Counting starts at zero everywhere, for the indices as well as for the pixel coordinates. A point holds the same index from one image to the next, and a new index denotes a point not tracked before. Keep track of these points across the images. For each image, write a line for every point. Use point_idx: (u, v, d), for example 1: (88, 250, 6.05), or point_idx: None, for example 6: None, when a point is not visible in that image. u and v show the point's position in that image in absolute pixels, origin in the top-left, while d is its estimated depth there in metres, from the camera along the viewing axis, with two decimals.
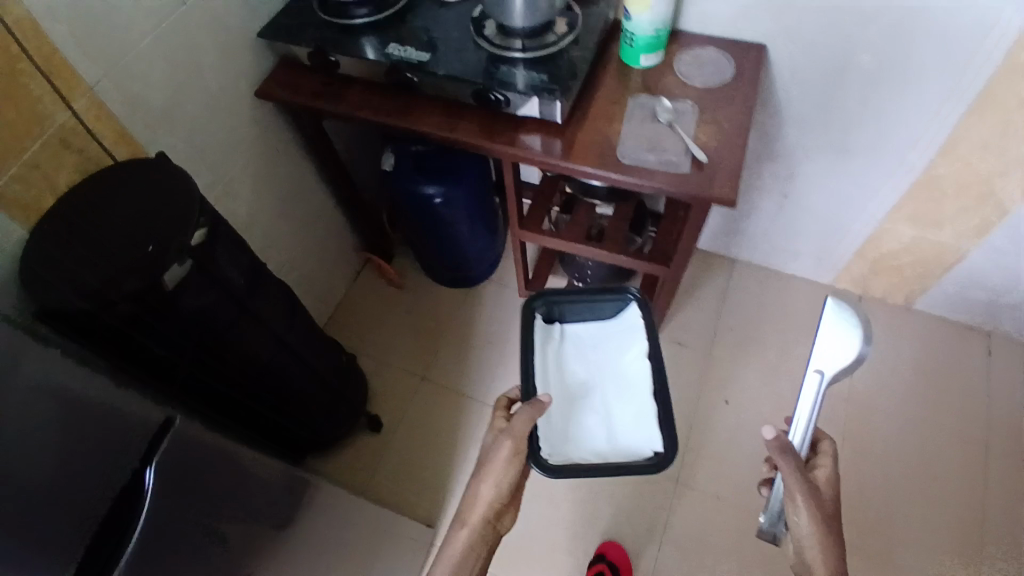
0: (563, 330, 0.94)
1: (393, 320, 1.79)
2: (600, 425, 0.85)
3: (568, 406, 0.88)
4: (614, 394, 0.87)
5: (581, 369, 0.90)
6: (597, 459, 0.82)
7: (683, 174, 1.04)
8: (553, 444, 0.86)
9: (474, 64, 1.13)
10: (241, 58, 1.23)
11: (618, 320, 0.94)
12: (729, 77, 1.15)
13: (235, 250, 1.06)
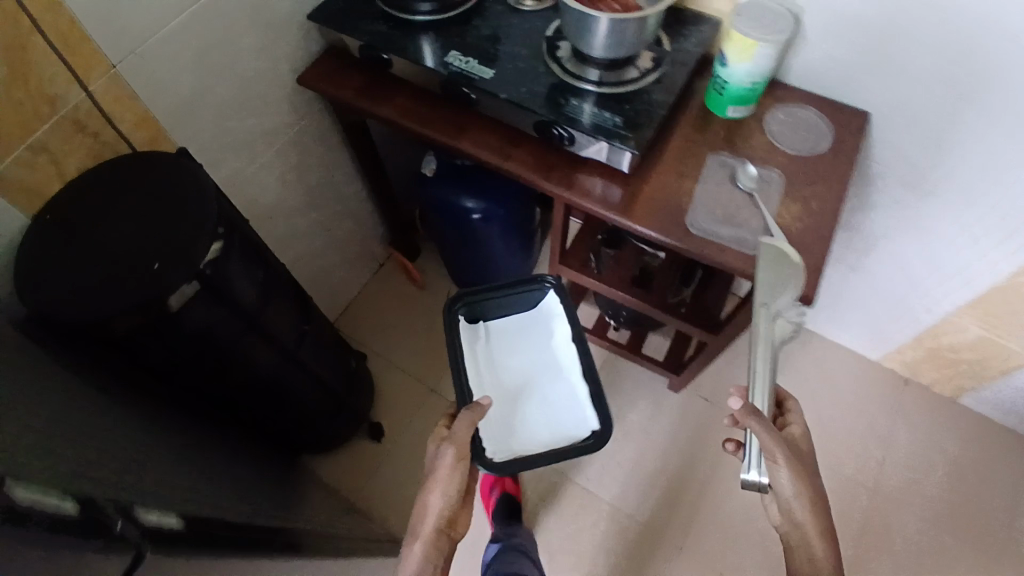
0: (493, 329, 0.97)
1: (406, 322, 1.68)
2: (540, 412, 0.89)
3: (507, 403, 0.90)
4: (547, 382, 0.92)
5: (515, 368, 0.93)
6: (546, 448, 0.86)
7: (757, 257, 0.92)
8: (499, 442, 0.87)
9: (540, 92, 1.00)
10: (286, 40, 1.11)
11: (539, 313, 0.97)
12: (825, 147, 1.01)
13: (252, 257, 0.96)
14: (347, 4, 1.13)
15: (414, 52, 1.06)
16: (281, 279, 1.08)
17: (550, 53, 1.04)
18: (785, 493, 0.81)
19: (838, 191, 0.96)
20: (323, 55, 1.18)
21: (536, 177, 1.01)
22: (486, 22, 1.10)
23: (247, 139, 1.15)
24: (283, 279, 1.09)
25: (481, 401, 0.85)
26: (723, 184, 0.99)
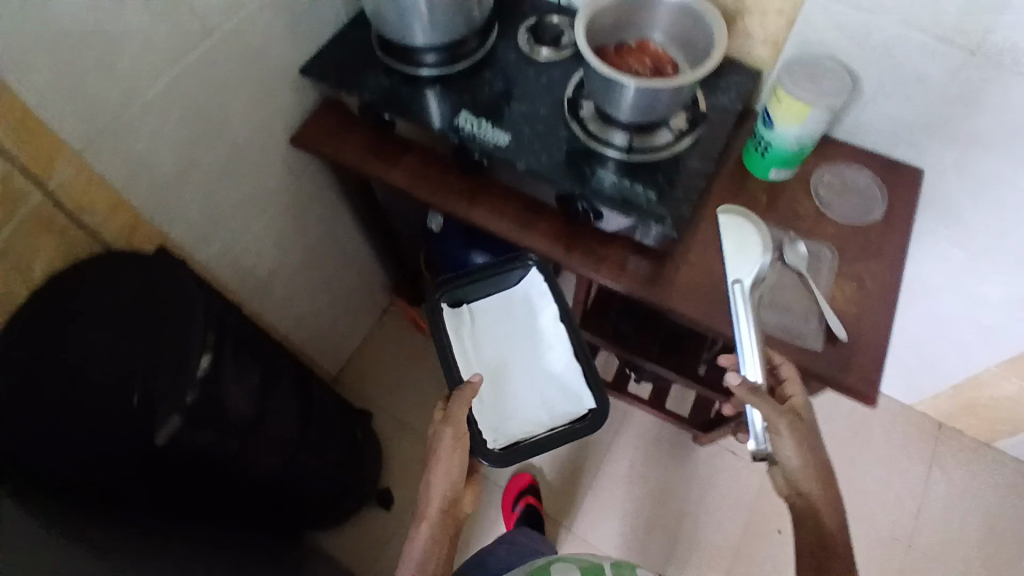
0: (477, 309, 0.93)
1: (409, 378, 1.61)
2: (535, 393, 0.88)
3: (500, 382, 0.89)
4: (539, 357, 0.91)
5: (507, 345, 0.91)
6: (545, 430, 0.86)
7: (812, 351, 0.82)
8: (497, 426, 0.86)
9: (562, 161, 0.89)
10: (276, 98, 1.00)
11: (524, 289, 0.95)
12: (880, 216, 0.90)
13: (245, 353, 0.90)
14: (344, 55, 1.01)
15: (420, 114, 0.95)
16: (277, 366, 1.01)
17: (571, 113, 0.92)
18: (787, 463, 0.77)
19: (899, 267, 0.87)
20: (317, 110, 1.07)
21: (561, 254, 0.92)
22: (499, 74, 0.98)
23: (236, 208, 1.04)
24: (280, 366, 1.02)
25: (472, 381, 0.82)
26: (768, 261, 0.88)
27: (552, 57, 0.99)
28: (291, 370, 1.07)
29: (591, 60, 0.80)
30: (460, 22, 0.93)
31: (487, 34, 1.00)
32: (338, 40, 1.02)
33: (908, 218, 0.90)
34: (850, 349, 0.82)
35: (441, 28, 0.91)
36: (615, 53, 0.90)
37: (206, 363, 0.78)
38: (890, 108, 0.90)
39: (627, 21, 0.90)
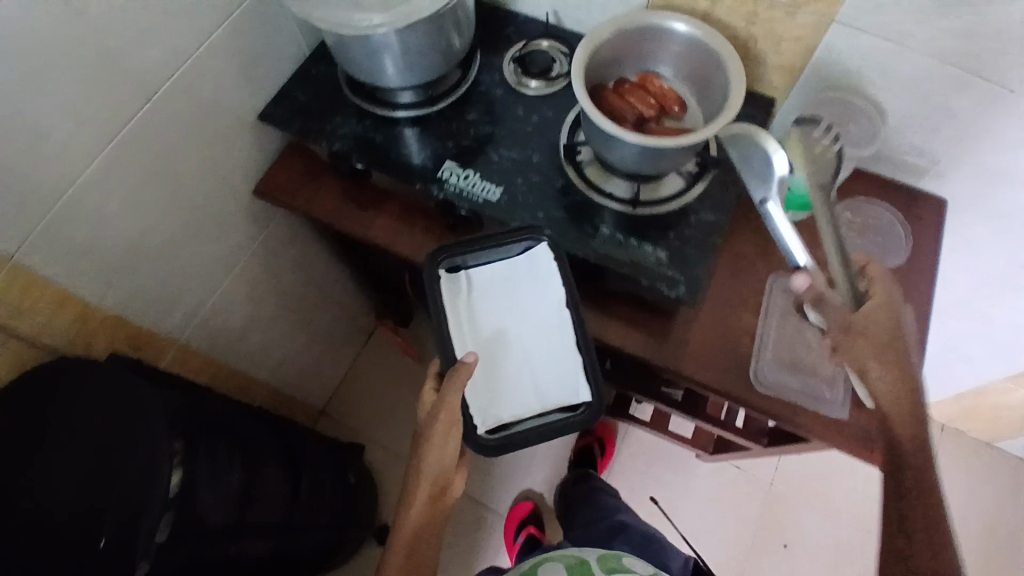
0: (472, 277, 0.75)
1: (398, 410, 1.52)
2: (533, 379, 0.72)
3: (496, 363, 0.73)
4: (539, 342, 0.74)
5: (505, 322, 0.74)
6: (536, 418, 0.72)
7: (837, 418, 0.75)
8: (483, 409, 0.72)
9: (562, 217, 0.80)
10: (235, 146, 0.89)
11: (530, 260, 0.76)
12: (903, 260, 0.84)
13: (224, 450, 0.81)
14: (310, 94, 0.90)
15: (399, 164, 0.85)
16: (261, 449, 0.92)
17: (569, 159, 0.83)
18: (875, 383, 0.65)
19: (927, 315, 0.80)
20: (284, 155, 0.96)
21: None
22: (484, 111, 0.89)
23: (199, 272, 0.94)
24: (265, 450, 0.93)
25: (465, 360, 0.69)
26: (788, 314, 0.82)
27: (543, 89, 0.89)
28: (274, 435, 0.99)
29: (591, 111, 0.71)
30: (438, 58, 0.83)
31: (468, 65, 0.91)
32: (302, 75, 0.91)
33: (933, 258, 0.84)
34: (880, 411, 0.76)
35: (417, 66, 0.82)
36: (614, 92, 0.81)
37: (178, 478, 0.72)
38: (917, 138, 0.82)
39: (625, 54, 0.81)
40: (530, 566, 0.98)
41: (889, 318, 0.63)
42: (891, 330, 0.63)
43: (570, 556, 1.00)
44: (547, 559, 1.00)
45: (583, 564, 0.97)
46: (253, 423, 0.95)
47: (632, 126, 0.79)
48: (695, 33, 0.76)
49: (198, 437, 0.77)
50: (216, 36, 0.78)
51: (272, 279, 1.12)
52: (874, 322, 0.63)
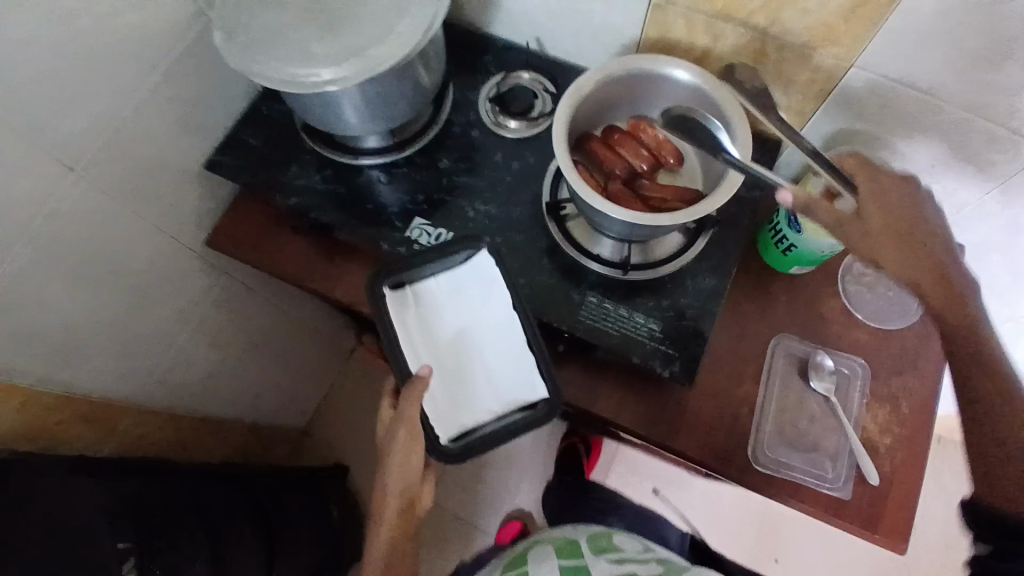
0: (420, 293, 0.69)
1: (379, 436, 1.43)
2: (491, 386, 0.67)
3: (451, 375, 0.68)
4: (492, 349, 0.69)
5: (453, 335, 0.69)
6: (494, 422, 0.66)
7: (841, 499, 0.71)
8: (441, 418, 0.67)
9: (545, 286, 0.74)
10: (183, 202, 0.81)
11: (473, 272, 0.70)
12: (915, 316, 0.78)
13: (186, 540, 0.76)
14: (264, 139, 0.81)
15: (366, 223, 0.78)
16: (233, 527, 0.87)
17: (554, 217, 0.76)
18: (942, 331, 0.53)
19: (941, 381, 0.75)
20: (239, 203, 0.87)
21: None
22: (459, 157, 0.80)
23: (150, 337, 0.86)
24: (238, 526, 0.88)
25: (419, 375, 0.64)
26: (790, 381, 0.76)
27: (524, 130, 0.81)
28: (240, 492, 0.93)
29: (577, 184, 0.64)
30: (403, 104, 0.75)
31: (439, 102, 0.82)
32: (254, 119, 0.82)
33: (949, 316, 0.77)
34: (887, 490, 0.71)
35: (379, 112, 0.74)
36: (602, 142, 0.72)
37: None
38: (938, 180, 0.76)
39: (614, 99, 0.72)
40: (522, 552, 0.96)
41: (907, 215, 0.55)
42: (909, 219, 0.55)
43: (560, 538, 0.97)
44: (539, 543, 0.97)
45: (573, 546, 0.94)
46: (223, 493, 0.90)
47: (623, 183, 0.71)
48: (691, 80, 0.67)
49: (152, 540, 0.72)
50: (150, 89, 0.69)
51: (235, 324, 1.04)
52: (893, 211, 0.55)
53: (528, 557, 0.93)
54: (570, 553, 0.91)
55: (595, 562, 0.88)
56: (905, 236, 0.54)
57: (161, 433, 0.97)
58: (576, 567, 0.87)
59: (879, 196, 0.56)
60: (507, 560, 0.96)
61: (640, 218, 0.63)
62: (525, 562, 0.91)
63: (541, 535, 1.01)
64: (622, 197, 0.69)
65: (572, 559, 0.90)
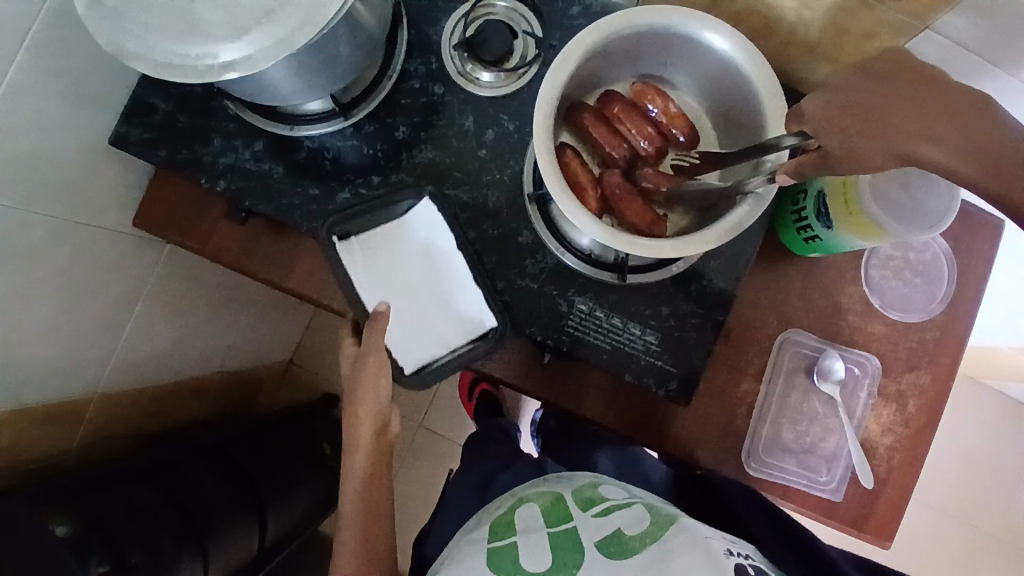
0: (363, 239, 0.62)
1: None
2: (446, 318, 0.62)
3: (404, 318, 0.62)
4: (445, 288, 0.62)
5: (402, 277, 0.62)
6: (448, 355, 0.62)
7: (831, 500, 0.69)
8: (397, 357, 0.62)
9: (529, 291, 0.64)
10: (94, 186, 0.67)
11: (419, 214, 0.63)
12: (942, 304, 0.70)
13: (163, 538, 0.78)
14: (177, 103, 0.66)
15: (313, 213, 0.65)
16: (215, 509, 0.87)
17: (539, 203, 0.63)
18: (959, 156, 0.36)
19: (955, 377, 0.69)
20: (161, 175, 0.72)
21: (533, 391, 0.70)
22: (420, 124, 0.65)
23: (97, 337, 0.78)
24: (220, 504, 0.88)
25: (377, 310, 0.57)
26: (794, 379, 0.70)
27: (500, 84, 0.65)
28: (214, 469, 0.92)
29: (560, 196, 0.51)
30: (346, 66, 0.58)
31: (391, 45, 0.64)
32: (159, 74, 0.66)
33: (975, 303, 0.69)
34: (881, 490, 0.69)
35: (315, 79, 0.57)
36: (597, 117, 0.57)
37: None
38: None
39: (617, 59, 0.56)
40: (502, 515, 0.71)
41: (887, 87, 0.41)
42: (890, 86, 0.41)
43: (543, 494, 0.72)
44: (522, 503, 0.72)
45: (560, 504, 0.69)
46: (198, 474, 0.89)
47: (622, 172, 0.58)
48: (722, 48, 0.51)
49: (127, 554, 0.72)
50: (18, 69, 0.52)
51: (192, 291, 0.94)
52: (856, 96, 0.42)
53: (512, 523, 0.67)
54: (555, 514, 0.67)
55: (586, 522, 0.64)
56: (884, 111, 0.40)
57: (132, 415, 0.93)
58: (565, 534, 0.63)
59: (835, 95, 0.44)
60: (490, 522, 0.70)
61: (635, 245, 0.51)
62: (513, 532, 0.66)
63: (522, 488, 0.76)
64: (619, 194, 0.56)
65: (559, 521, 0.65)
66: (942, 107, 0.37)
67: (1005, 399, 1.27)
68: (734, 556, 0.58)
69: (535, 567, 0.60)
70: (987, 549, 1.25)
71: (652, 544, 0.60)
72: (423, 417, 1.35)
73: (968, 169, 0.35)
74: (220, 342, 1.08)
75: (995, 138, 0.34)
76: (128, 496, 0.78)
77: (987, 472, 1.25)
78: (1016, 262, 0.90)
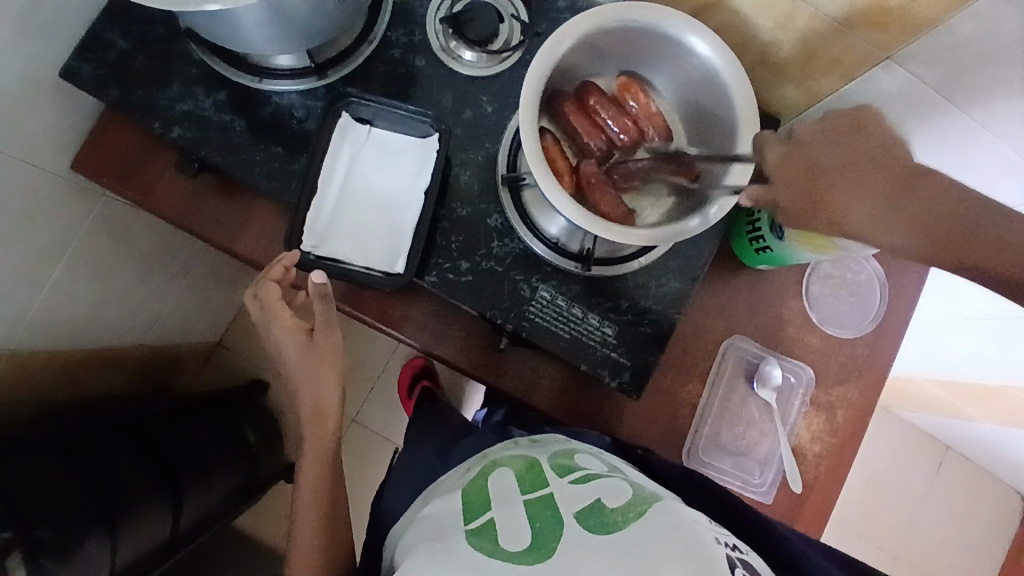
0: (366, 139, 0.62)
1: None
2: (386, 247, 0.61)
3: (341, 224, 0.61)
4: (398, 215, 0.62)
5: (368, 197, 0.62)
6: (361, 267, 0.61)
7: (761, 501, 0.72)
8: (320, 243, 0.61)
9: (492, 273, 0.63)
10: (30, 118, 0.62)
11: (408, 170, 0.63)
12: (872, 321, 0.75)
13: (69, 512, 0.72)
14: (136, 43, 0.63)
15: (274, 172, 0.62)
16: (129, 485, 0.81)
17: (510, 187, 0.63)
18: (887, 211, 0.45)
19: (879, 394, 0.74)
20: (106, 116, 0.67)
21: (485, 379, 0.69)
22: (397, 94, 0.64)
23: (12, 290, 0.71)
24: (133, 482, 0.82)
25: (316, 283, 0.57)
26: (736, 384, 0.73)
27: (481, 65, 0.64)
28: (126, 442, 0.86)
29: (541, 175, 0.51)
30: (330, 23, 0.56)
31: (373, 12, 0.63)
32: (119, 10, 0.63)
33: (904, 323, 0.75)
34: (808, 495, 0.73)
35: (294, 30, 0.54)
36: (577, 105, 0.58)
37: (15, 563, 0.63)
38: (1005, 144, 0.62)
39: (602, 51, 0.57)
40: (472, 481, 0.57)
41: (854, 164, 0.47)
42: (856, 163, 0.47)
43: (516, 458, 0.58)
44: (492, 467, 0.58)
45: (536, 470, 0.55)
46: (109, 444, 0.83)
47: (598, 163, 0.59)
48: (705, 53, 0.53)
49: (32, 529, 0.67)
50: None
51: (122, 253, 0.87)
52: (835, 158, 0.47)
53: (484, 493, 0.54)
54: (530, 483, 0.53)
55: (565, 492, 0.51)
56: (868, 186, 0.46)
57: (40, 386, 0.85)
58: (541, 506, 0.50)
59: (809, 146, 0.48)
60: (458, 490, 0.56)
61: (612, 230, 0.52)
62: (485, 506, 0.52)
63: (492, 449, 0.62)
64: (593, 183, 0.57)
65: (535, 490, 0.52)
66: (902, 192, 0.45)
67: (909, 428, 1.37)
68: (725, 546, 0.46)
69: (508, 542, 0.48)
70: (882, 566, 1.34)
71: (637, 522, 0.47)
72: (356, 410, 1.28)
73: (949, 236, 0.44)
74: (149, 310, 1.00)
75: (967, 215, 0.44)
76: (28, 465, 0.72)
77: (886, 493, 1.36)
78: (934, 296, 0.99)
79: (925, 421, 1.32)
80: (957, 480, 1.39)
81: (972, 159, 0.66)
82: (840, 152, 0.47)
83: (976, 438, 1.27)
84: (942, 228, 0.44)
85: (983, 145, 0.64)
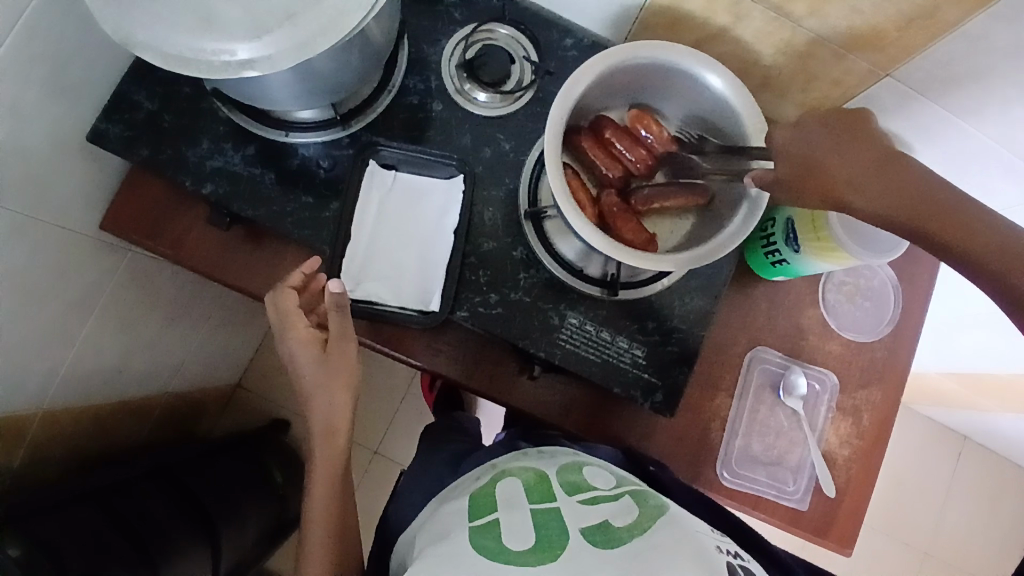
0: (393, 183, 0.65)
1: None
2: (419, 286, 0.64)
3: (374, 266, 0.64)
4: (428, 254, 0.65)
5: (398, 239, 0.65)
6: (396, 306, 0.64)
7: (797, 509, 0.73)
8: (355, 286, 0.63)
9: (520, 304, 0.65)
10: (63, 181, 0.65)
11: (435, 210, 0.66)
12: (889, 326, 0.77)
13: (112, 564, 0.73)
14: (163, 103, 0.65)
15: (304, 220, 0.64)
16: (167, 532, 0.82)
17: (533, 221, 0.65)
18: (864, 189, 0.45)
19: (902, 395, 0.76)
20: (135, 173, 0.70)
21: (520, 408, 0.70)
22: (417, 137, 0.66)
23: (45, 350, 0.73)
24: (171, 528, 0.83)
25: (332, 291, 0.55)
26: (762, 395, 0.74)
27: (495, 105, 0.67)
28: (158, 488, 0.87)
29: (567, 209, 0.54)
30: (352, 76, 0.59)
31: (392, 61, 0.66)
32: (146, 74, 0.65)
33: (921, 324, 0.77)
34: (841, 499, 0.74)
35: (319, 85, 0.56)
36: (593, 138, 0.61)
37: None
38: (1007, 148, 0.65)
39: (615, 88, 0.60)
40: (480, 489, 0.58)
41: (844, 147, 0.47)
42: (837, 145, 0.48)
43: (525, 470, 0.59)
44: (502, 476, 0.59)
45: (545, 482, 0.57)
46: (143, 494, 0.84)
47: (617, 193, 0.61)
48: (716, 86, 0.56)
49: None
50: (5, 50, 0.50)
51: (148, 304, 0.89)
52: (825, 145, 0.48)
53: (492, 499, 0.55)
54: (539, 493, 0.55)
55: (574, 507, 0.53)
56: (856, 169, 0.46)
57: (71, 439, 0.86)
58: (550, 518, 0.52)
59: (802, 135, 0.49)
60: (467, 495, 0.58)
61: (639, 257, 0.54)
62: (492, 509, 0.54)
63: (502, 459, 0.64)
64: (615, 212, 0.59)
65: (544, 501, 0.54)
66: (884, 170, 0.45)
67: (927, 423, 1.39)
68: (726, 554, 0.49)
69: (515, 546, 0.49)
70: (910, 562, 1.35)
71: (643, 537, 0.49)
72: (378, 443, 1.29)
73: (925, 215, 0.43)
74: (174, 358, 1.02)
75: (942, 198, 0.43)
76: (72, 521, 0.73)
77: (909, 488, 1.37)
78: (944, 293, 1.01)
79: (941, 414, 1.34)
80: (978, 472, 1.40)
81: (976, 167, 0.69)
82: (825, 139, 0.48)
83: (994, 429, 1.28)
84: (915, 206, 0.43)
85: (983, 150, 0.67)
